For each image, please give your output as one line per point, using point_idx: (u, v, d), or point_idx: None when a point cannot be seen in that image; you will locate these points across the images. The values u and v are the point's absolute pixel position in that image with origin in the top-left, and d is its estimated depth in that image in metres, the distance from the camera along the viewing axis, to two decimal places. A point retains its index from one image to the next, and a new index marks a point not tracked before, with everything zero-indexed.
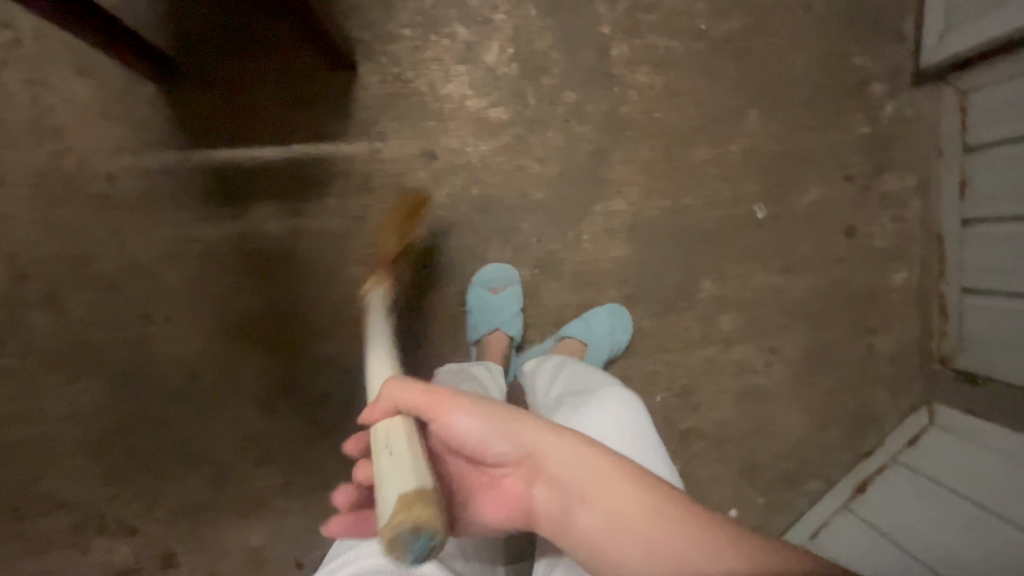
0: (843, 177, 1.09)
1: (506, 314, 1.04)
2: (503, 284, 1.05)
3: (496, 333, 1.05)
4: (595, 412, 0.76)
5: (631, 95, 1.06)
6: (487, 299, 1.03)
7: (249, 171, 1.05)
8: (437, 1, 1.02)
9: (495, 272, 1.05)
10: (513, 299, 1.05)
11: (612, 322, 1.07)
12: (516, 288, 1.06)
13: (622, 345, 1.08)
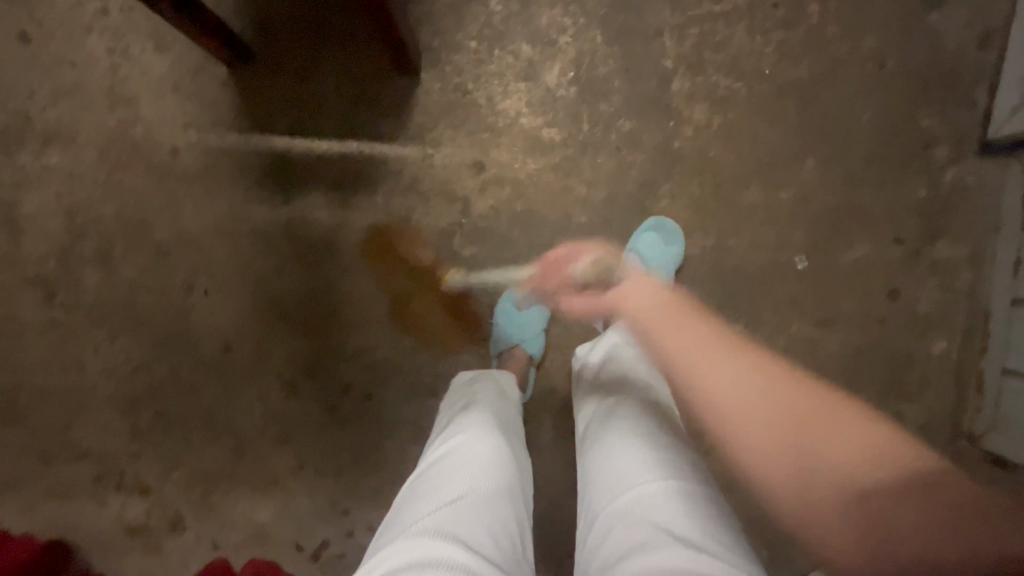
0: (895, 239, 1.06)
1: (530, 331, 1.05)
2: (531, 302, 1.06)
3: (517, 349, 1.06)
4: (625, 415, 0.73)
5: (686, 130, 1.05)
6: (513, 315, 1.05)
7: (305, 160, 1.08)
8: (507, 17, 1.03)
9: None
10: (539, 318, 1.06)
11: (660, 234, 1.05)
12: (543, 308, 1.06)
13: (676, 252, 1.05)
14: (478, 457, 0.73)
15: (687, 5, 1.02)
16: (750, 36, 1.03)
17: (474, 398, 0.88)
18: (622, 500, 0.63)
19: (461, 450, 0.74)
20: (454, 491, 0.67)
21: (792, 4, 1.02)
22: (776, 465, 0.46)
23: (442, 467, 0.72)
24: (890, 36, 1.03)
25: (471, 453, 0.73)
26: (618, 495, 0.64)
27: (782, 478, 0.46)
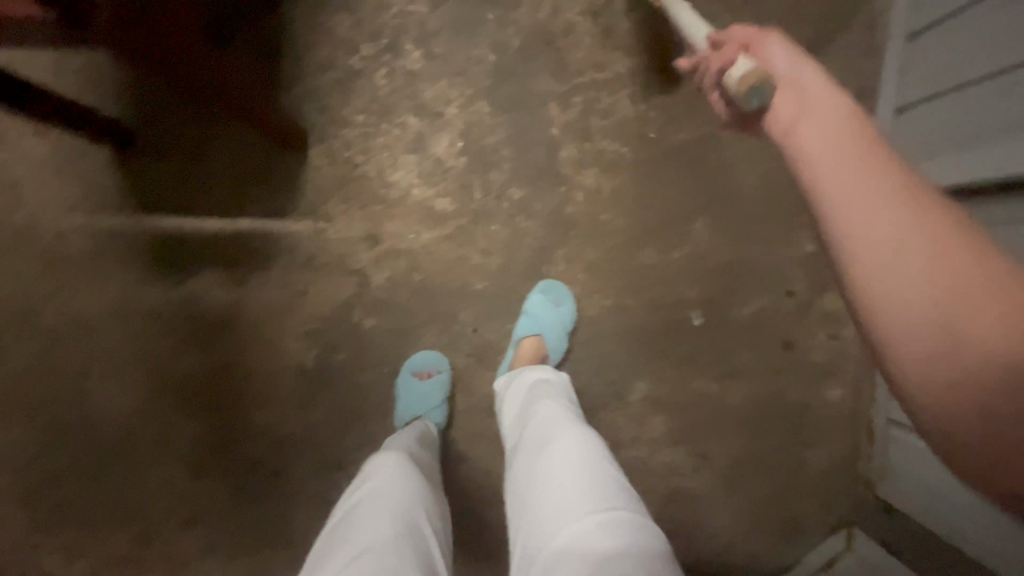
0: (785, 292, 1.09)
1: (431, 404, 1.03)
2: (430, 370, 1.06)
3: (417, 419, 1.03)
4: (554, 451, 0.69)
5: (577, 195, 1.06)
6: (412, 384, 1.03)
7: (197, 239, 1.06)
8: (392, 91, 1.03)
9: (423, 359, 1.06)
10: (440, 386, 1.04)
11: (548, 298, 1.06)
12: (444, 376, 1.05)
13: (569, 314, 1.06)
14: (397, 494, 0.70)
15: (570, 74, 1.04)
16: (634, 101, 1.05)
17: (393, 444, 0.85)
18: (561, 527, 0.59)
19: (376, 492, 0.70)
20: (364, 538, 0.61)
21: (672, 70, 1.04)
22: (923, 337, 0.38)
23: (356, 511, 0.67)
24: None
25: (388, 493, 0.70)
26: (556, 525, 0.60)
27: (917, 326, 0.39)
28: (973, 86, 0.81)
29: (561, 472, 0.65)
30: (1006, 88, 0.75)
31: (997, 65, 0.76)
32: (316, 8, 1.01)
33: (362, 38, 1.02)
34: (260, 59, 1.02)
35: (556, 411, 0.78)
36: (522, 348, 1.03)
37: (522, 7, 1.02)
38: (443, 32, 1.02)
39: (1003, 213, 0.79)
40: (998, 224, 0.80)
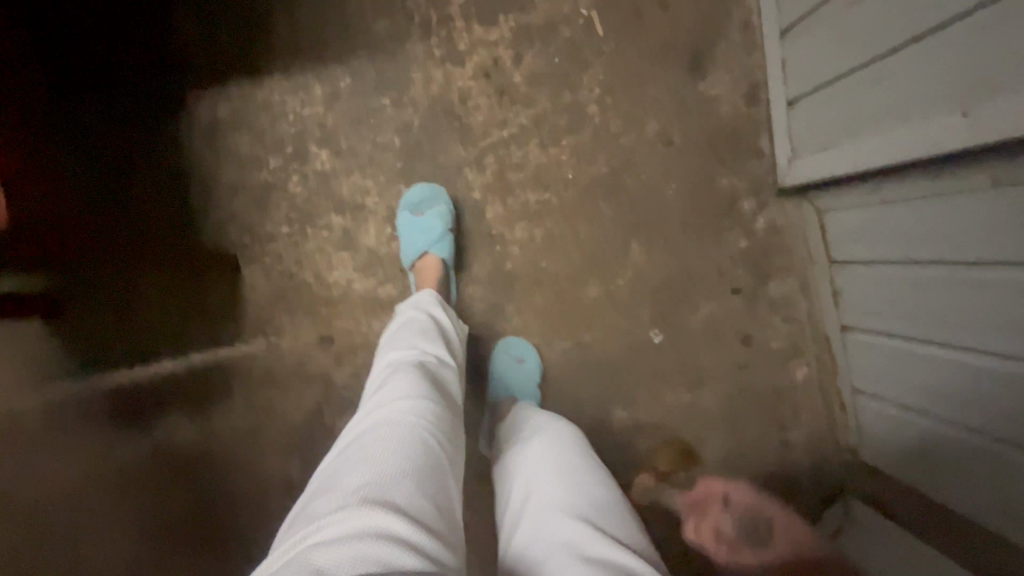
0: (731, 290, 1.12)
1: (433, 233, 0.99)
2: (428, 205, 1.03)
3: (428, 256, 1.01)
4: (533, 448, 0.75)
5: (512, 250, 1.09)
6: (410, 220, 1.02)
7: (153, 384, 1.05)
8: (309, 195, 1.04)
9: (422, 193, 1.04)
10: (438, 218, 1.01)
11: (512, 355, 1.07)
12: (442, 207, 1.02)
13: (536, 363, 1.08)
14: (416, 416, 0.65)
15: (476, 137, 1.06)
16: (543, 148, 1.07)
17: (404, 356, 0.78)
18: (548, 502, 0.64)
19: (388, 414, 0.65)
20: (386, 450, 0.60)
21: (572, 110, 1.07)
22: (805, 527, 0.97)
23: (368, 434, 0.63)
24: (669, 112, 1.09)
25: (401, 417, 0.64)
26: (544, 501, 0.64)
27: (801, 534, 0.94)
28: (849, 76, 0.86)
29: (541, 462, 0.71)
30: (884, 76, 0.80)
31: (874, 56, 0.80)
32: (213, 133, 1.02)
33: (266, 151, 1.02)
34: (172, 195, 1.03)
35: (532, 418, 0.85)
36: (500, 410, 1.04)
37: (414, 85, 1.04)
38: (344, 127, 1.03)
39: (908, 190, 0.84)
40: (904, 199, 0.85)
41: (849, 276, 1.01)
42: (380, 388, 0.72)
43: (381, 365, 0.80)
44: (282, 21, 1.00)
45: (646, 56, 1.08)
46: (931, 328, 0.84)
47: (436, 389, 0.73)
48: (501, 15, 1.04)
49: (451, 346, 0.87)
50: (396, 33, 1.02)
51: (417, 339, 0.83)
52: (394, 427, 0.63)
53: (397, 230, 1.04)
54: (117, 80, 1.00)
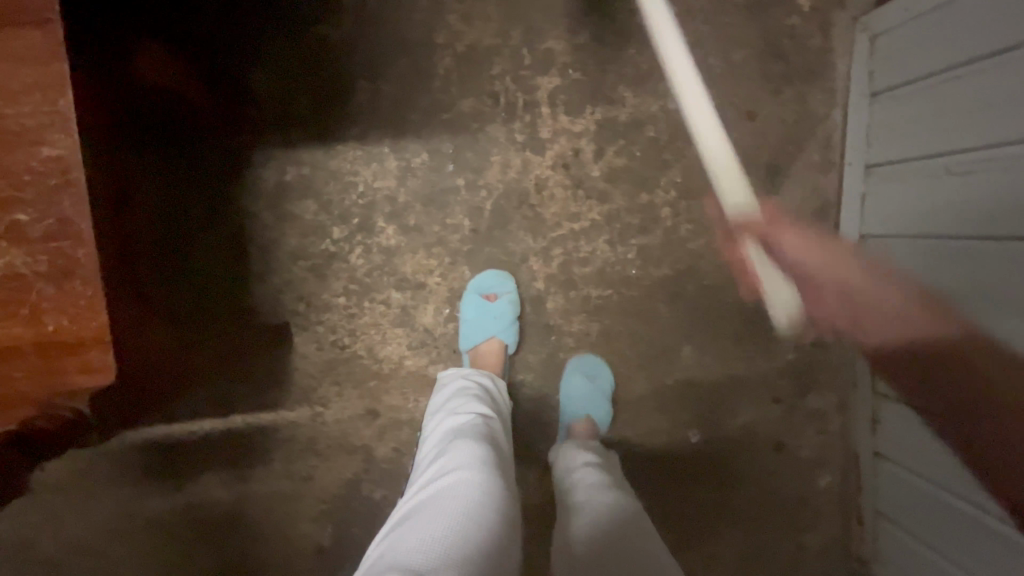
0: (772, 399, 1.15)
1: (503, 322, 0.98)
2: (499, 292, 1.01)
3: (494, 339, 1.00)
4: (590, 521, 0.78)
5: (568, 342, 1.08)
6: (481, 305, 0.99)
7: (190, 443, 1.02)
8: (371, 268, 1.01)
9: (492, 279, 1.01)
10: (510, 308, 1.00)
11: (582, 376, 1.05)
12: (513, 297, 1.01)
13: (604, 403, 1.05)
14: (478, 489, 0.66)
15: (547, 228, 1.04)
16: (612, 244, 1.06)
17: (462, 422, 0.80)
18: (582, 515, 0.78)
19: (451, 486, 0.66)
20: (451, 528, 0.60)
21: (646, 211, 1.06)
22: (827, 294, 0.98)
23: (432, 507, 0.64)
24: (740, 224, 1.09)
25: (466, 490, 0.65)
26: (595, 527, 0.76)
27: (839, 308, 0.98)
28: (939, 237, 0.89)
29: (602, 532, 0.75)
30: (1000, 259, 0.80)
31: (993, 236, 0.80)
32: (278, 198, 0.97)
33: (332, 220, 0.99)
34: (228, 256, 0.97)
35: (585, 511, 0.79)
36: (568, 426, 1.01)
37: (491, 169, 1.01)
38: (414, 204, 1.00)
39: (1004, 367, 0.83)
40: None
41: (907, 412, 1.01)
42: (439, 456, 0.74)
43: (436, 431, 0.81)
44: (365, 89, 0.96)
45: (726, 165, 1.06)
46: (1000, 502, 0.84)
47: (495, 456, 0.73)
48: (588, 106, 1.01)
49: (500, 414, 0.88)
50: (480, 113, 0.99)
51: (471, 405, 0.84)
52: (454, 500, 0.64)
53: (461, 310, 1.01)
54: (181, 128, 0.93)
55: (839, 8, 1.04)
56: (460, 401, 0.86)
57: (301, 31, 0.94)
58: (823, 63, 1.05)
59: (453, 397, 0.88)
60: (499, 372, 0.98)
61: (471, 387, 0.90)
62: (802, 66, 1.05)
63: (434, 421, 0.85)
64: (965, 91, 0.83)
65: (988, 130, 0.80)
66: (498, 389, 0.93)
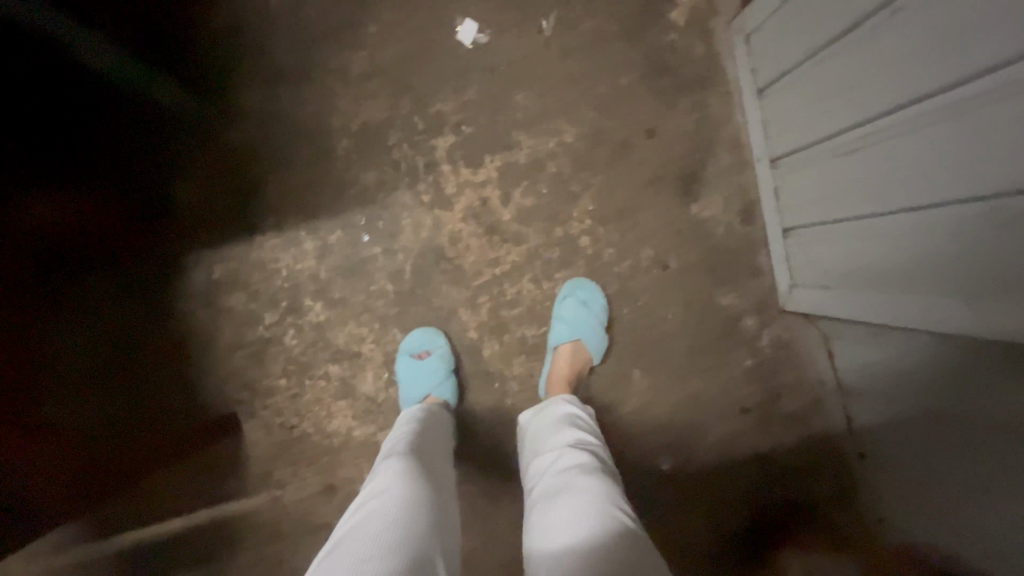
0: (740, 411, 1.09)
1: (435, 379, 0.98)
2: (430, 349, 1.01)
3: (431, 396, 0.99)
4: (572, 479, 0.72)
5: (512, 386, 1.07)
6: (413, 366, 0.99)
7: (159, 545, 1.04)
8: (306, 346, 1.04)
9: (422, 338, 1.02)
10: (441, 363, 1.00)
11: (582, 300, 1.03)
12: (443, 351, 1.01)
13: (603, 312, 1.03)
14: (408, 505, 0.64)
15: (469, 278, 1.05)
16: (537, 282, 1.06)
17: (394, 445, 0.79)
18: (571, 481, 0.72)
19: (380, 506, 0.64)
20: (378, 547, 0.58)
21: (565, 244, 1.06)
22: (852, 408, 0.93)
23: (360, 526, 0.61)
24: (664, 239, 1.07)
25: (394, 507, 0.63)
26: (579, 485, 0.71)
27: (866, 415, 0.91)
28: (849, 221, 0.85)
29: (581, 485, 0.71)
30: (905, 236, 0.75)
31: (891, 213, 0.76)
32: (209, 295, 1.03)
33: (262, 307, 1.03)
34: (170, 358, 1.02)
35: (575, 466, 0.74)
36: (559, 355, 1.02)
37: (405, 232, 1.04)
38: (337, 278, 1.04)
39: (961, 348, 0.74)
40: (958, 360, 0.76)
41: (887, 415, 0.93)
42: (371, 479, 0.71)
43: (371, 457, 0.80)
44: (275, 182, 1.03)
45: (637, 184, 1.06)
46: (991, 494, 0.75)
47: (427, 472, 0.72)
48: (487, 156, 1.04)
49: (438, 433, 0.87)
50: (385, 182, 1.04)
51: (406, 428, 0.84)
52: (382, 519, 0.62)
53: (397, 372, 1.01)
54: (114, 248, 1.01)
55: (715, 16, 1.06)
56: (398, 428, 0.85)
57: (213, 142, 1.02)
58: (712, 69, 1.06)
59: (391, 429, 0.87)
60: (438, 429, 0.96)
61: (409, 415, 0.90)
62: (691, 76, 1.06)
63: None
64: (831, 73, 0.80)
65: (858, 107, 0.77)
66: (434, 412, 0.93)
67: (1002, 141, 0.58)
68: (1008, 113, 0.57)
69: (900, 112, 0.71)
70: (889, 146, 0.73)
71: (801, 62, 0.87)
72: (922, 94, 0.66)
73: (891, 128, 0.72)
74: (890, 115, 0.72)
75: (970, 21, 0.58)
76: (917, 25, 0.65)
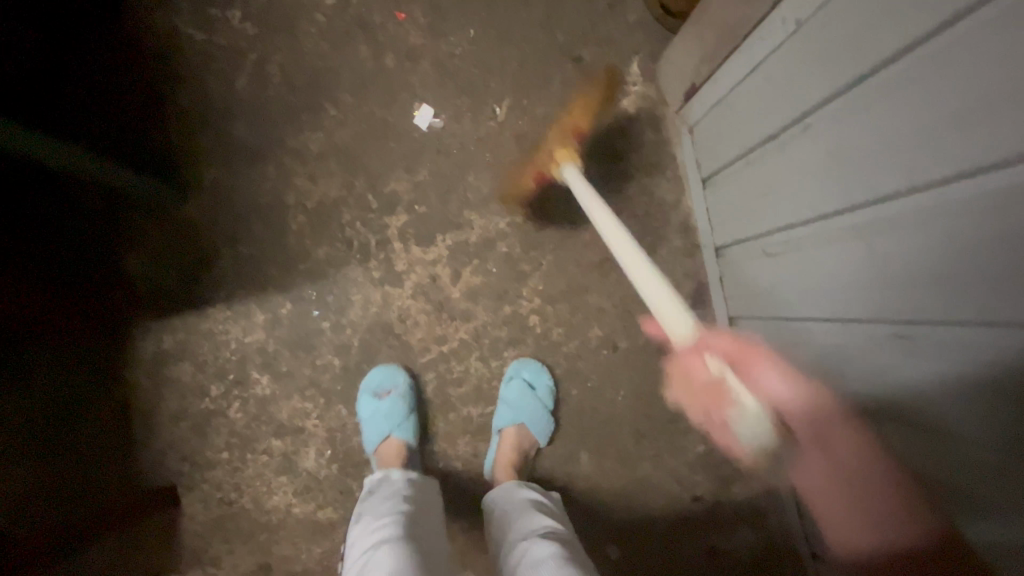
0: (691, 498, 1.06)
1: (394, 419, 0.98)
2: (389, 388, 1.01)
3: (391, 437, 0.99)
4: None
5: (456, 466, 1.05)
6: (373, 406, 1.00)
7: None
8: (250, 419, 1.03)
9: (383, 376, 1.02)
10: (400, 402, 0.99)
11: (528, 381, 1.02)
12: (403, 390, 1.01)
13: (550, 392, 1.03)
14: None
15: (416, 354, 1.05)
16: (484, 360, 1.06)
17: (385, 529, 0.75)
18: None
19: None
20: None
21: (513, 322, 1.06)
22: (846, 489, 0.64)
23: None
24: (613, 319, 1.07)
25: None
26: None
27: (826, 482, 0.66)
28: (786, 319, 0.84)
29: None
30: (858, 342, 0.69)
31: (840, 319, 0.71)
32: (157, 365, 1.03)
33: (208, 378, 1.04)
34: (115, 427, 1.03)
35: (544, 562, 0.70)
36: (506, 440, 1.01)
37: (353, 307, 1.05)
38: (284, 351, 1.04)
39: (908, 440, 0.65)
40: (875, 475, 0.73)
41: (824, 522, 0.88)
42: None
43: (362, 541, 0.76)
44: (229, 255, 1.05)
45: (586, 265, 1.07)
46: None
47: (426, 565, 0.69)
48: (438, 234, 1.06)
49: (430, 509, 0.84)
50: (336, 257, 1.05)
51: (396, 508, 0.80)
52: None
53: (359, 411, 1.02)
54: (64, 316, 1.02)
55: (664, 104, 1.09)
56: (387, 502, 0.82)
57: (171, 215, 1.05)
58: (661, 155, 1.09)
59: (380, 497, 0.84)
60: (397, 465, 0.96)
61: (395, 484, 0.87)
62: (640, 161, 1.09)
63: (358, 526, 0.80)
64: (758, 175, 0.82)
65: (779, 212, 0.78)
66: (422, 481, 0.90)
67: (936, 256, 0.53)
68: (939, 226, 0.52)
69: (815, 223, 0.71)
70: (830, 249, 0.69)
71: (745, 155, 0.85)
72: (856, 201, 0.63)
73: (831, 231, 0.69)
74: (808, 225, 0.73)
75: (890, 133, 0.56)
76: (844, 131, 0.62)
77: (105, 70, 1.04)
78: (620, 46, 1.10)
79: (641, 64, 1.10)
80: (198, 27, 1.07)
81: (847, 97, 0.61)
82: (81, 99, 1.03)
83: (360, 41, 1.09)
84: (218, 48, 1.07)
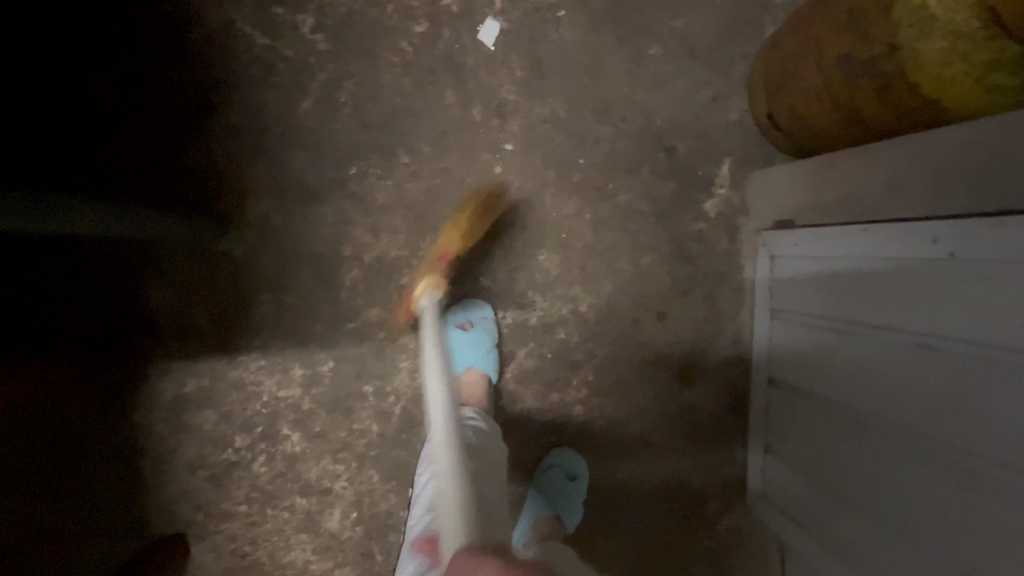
0: None
1: (482, 349, 0.97)
2: (473, 320, 0.99)
3: (473, 369, 0.98)
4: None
5: None
6: (457, 335, 0.97)
7: None
8: (274, 475, 0.98)
9: (466, 308, 0.99)
10: (487, 334, 0.98)
11: (565, 471, 1.03)
12: (489, 322, 0.99)
13: (584, 487, 1.03)
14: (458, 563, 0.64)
15: None
16: (523, 440, 1.06)
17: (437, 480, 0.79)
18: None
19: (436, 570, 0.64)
20: None
21: (558, 409, 1.06)
22: None
23: None
24: (653, 419, 1.07)
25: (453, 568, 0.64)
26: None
27: None
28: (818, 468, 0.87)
29: None
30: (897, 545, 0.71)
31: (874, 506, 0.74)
32: (175, 409, 0.95)
33: (232, 429, 0.97)
34: (122, 468, 0.94)
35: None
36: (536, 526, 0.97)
37: (400, 375, 1.00)
38: (319, 411, 0.98)
39: (856, 522, 0.78)
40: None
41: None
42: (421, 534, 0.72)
43: (420, 494, 0.80)
44: (267, 300, 0.96)
45: (637, 363, 1.06)
46: None
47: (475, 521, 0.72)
48: (498, 312, 1.02)
49: (485, 453, 0.86)
50: (388, 320, 0.99)
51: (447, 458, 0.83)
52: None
53: (438, 344, 0.98)
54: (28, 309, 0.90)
55: (745, 215, 1.07)
56: (444, 451, 0.84)
57: (203, 245, 0.93)
58: (731, 265, 1.07)
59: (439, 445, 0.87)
60: (481, 403, 0.96)
61: (456, 430, 0.88)
62: (710, 269, 1.07)
63: (421, 477, 0.84)
64: (834, 342, 0.83)
65: (844, 389, 0.80)
66: (482, 421, 0.91)
67: (989, 532, 0.57)
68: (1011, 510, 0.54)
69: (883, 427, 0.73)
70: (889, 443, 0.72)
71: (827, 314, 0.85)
72: (916, 416, 0.67)
73: (888, 434, 0.72)
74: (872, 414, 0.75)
75: (977, 393, 0.58)
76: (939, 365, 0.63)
77: (142, 71, 0.91)
78: (715, 144, 1.05)
79: (733, 168, 1.05)
80: (260, 29, 0.92)
81: (958, 352, 0.61)
82: (107, 96, 0.90)
83: (447, 83, 0.97)
84: (282, 60, 0.93)
